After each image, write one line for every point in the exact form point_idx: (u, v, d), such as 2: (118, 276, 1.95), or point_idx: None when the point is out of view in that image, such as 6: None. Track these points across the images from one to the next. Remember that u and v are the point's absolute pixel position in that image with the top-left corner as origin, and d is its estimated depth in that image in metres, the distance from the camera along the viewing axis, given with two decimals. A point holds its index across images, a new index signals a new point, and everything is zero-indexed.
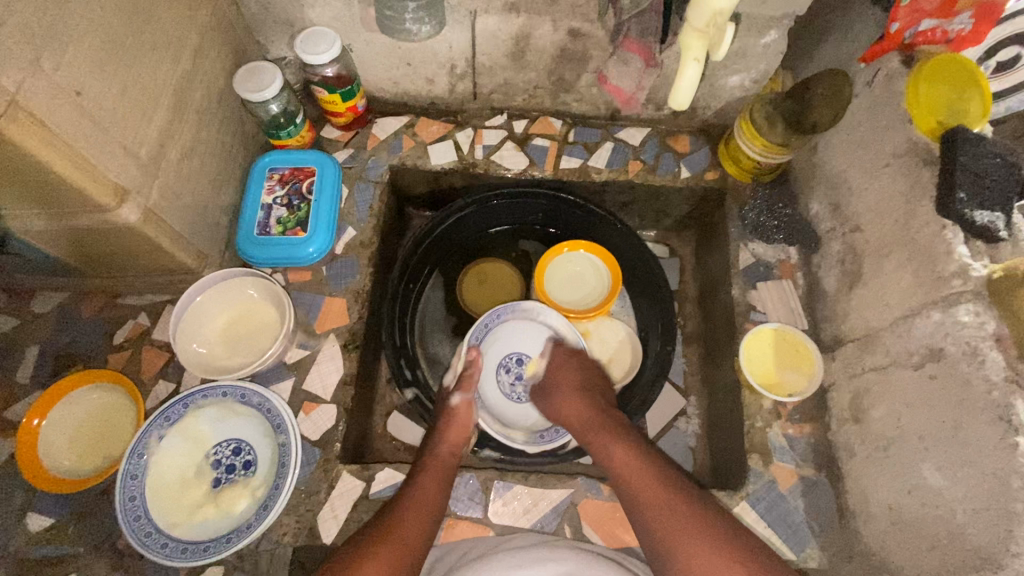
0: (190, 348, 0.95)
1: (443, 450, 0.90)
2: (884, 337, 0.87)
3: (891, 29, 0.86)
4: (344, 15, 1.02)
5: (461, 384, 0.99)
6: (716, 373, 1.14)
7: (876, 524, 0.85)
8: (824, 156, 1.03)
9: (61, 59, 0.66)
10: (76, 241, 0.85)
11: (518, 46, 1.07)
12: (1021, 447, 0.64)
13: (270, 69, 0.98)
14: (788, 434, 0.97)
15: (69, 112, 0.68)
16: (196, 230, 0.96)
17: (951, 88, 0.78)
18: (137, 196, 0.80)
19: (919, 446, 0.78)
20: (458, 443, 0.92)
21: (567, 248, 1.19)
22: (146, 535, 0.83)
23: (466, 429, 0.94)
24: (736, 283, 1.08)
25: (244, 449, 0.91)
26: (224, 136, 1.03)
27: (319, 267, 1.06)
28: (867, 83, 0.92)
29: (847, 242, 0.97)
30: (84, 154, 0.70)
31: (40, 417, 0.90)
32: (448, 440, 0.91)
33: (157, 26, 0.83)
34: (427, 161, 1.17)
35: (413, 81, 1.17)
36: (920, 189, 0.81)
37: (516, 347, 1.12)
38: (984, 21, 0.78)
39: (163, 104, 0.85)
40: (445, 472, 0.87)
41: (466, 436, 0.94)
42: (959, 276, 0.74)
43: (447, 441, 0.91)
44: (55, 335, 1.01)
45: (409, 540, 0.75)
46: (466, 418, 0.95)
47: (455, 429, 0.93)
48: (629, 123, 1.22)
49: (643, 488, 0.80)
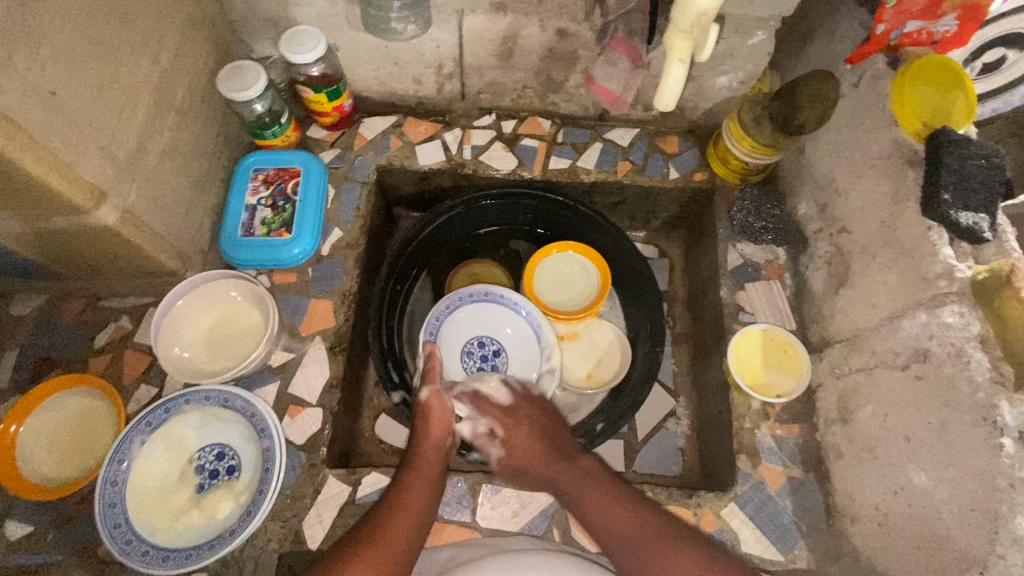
0: (173, 352, 0.94)
1: (426, 447, 0.87)
2: (871, 338, 0.87)
3: (877, 31, 0.85)
4: (330, 14, 1.01)
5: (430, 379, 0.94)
6: (704, 374, 1.14)
7: (863, 525, 0.85)
8: (811, 157, 1.03)
9: (35, 58, 0.65)
10: (54, 243, 0.83)
11: (505, 45, 1.06)
12: (1006, 448, 0.65)
13: (254, 68, 0.97)
14: (776, 434, 0.97)
15: (44, 112, 0.66)
16: (178, 232, 0.95)
17: (936, 90, 0.80)
18: (115, 198, 0.79)
19: (906, 447, 0.78)
20: (439, 439, 0.89)
21: (556, 250, 1.19)
22: (126, 542, 0.81)
23: (446, 421, 0.92)
24: (724, 283, 1.08)
25: (228, 454, 0.90)
26: (207, 135, 1.01)
27: (305, 269, 1.05)
28: (852, 85, 0.92)
29: (835, 243, 0.97)
30: (61, 156, 0.69)
31: (17, 424, 0.88)
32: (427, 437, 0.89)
33: (136, 24, 0.81)
34: (414, 161, 1.16)
35: (401, 81, 1.16)
36: (906, 191, 0.81)
37: (476, 331, 1.13)
38: (967, 21, 0.80)
39: (143, 104, 0.83)
40: (434, 474, 0.85)
41: (446, 427, 0.91)
42: (944, 277, 0.74)
43: (429, 437, 0.89)
44: (34, 338, 0.99)
45: (391, 555, 0.73)
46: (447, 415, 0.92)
47: (435, 425, 0.90)
48: (618, 124, 1.22)
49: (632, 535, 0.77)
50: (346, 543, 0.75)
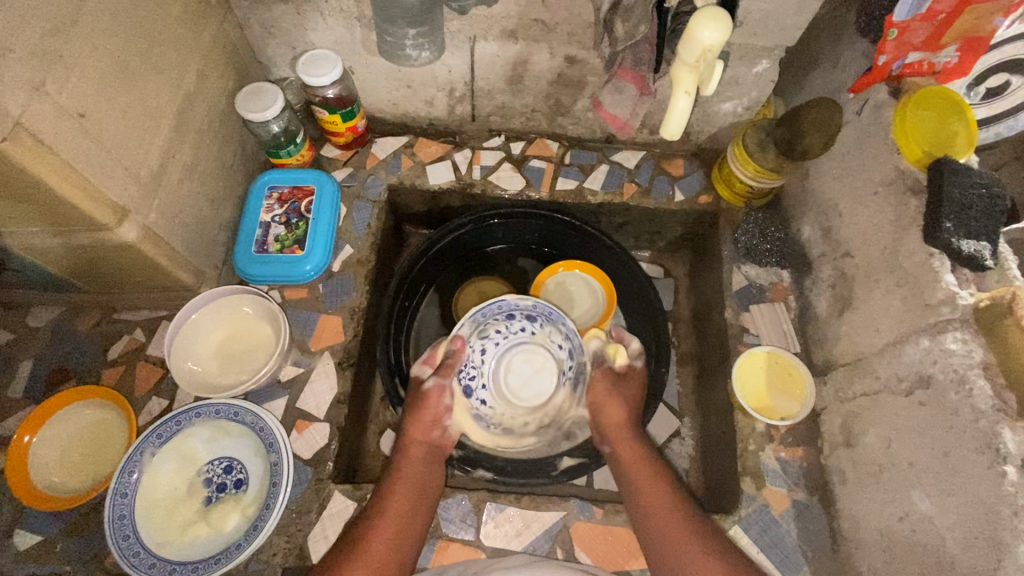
0: (185, 366, 0.95)
1: (412, 449, 0.89)
2: (874, 363, 0.88)
3: (878, 62, 0.87)
4: (346, 39, 1.04)
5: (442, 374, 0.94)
6: (709, 395, 1.14)
7: (867, 549, 0.85)
8: (815, 182, 1.05)
9: (65, 82, 0.67)
10: (74, 258, 0.85)
11: (515, 70, 1.09)
12: (1009, 475, 0.65)
13: (271, 90, 1.00)
14: (781, 457, 0.97)
15: (73, 134, 0.69)
16: (194, 248, 0.97)
17: (935, 117, 0.81)
18: (136, 215, 0.81)
19: (909, 473, 0.78)
20: (424, 441, 0.90)
21: (563, 268, 1.20)
22: (133, 554, 0.82)
23: (438, 410, 0.92)
24: (729, 304, 1.09)
25: (236, 468, 0.91)
26: (225, 154, 1.04)
27: (315, 284, 1.07)
28: (856, 113, 0.94)
29: (838, 267, 0.98)
30: (87, 175, 0.71)
31: (31, 434, 0.90)
32: (412, 439, 0.90)
33: (161, 48, 0.84)
34: (424, 181, 1.18)
35: (413, 103, 1.18)
36: (908, 218, 0.82)
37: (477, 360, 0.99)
38: (968, 53, 0.82)
39: (165, 125, 0.86)
40: (416, 476, 0.86)
41: (437, 417, 0.92)
42: (946, 304, 0.75)
43: (413, 439, 0.90)
44: (49, 349, 1.01)
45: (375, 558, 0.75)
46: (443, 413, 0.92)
47: (421, 424, 0.91)
48: (624, 146, 1.24)
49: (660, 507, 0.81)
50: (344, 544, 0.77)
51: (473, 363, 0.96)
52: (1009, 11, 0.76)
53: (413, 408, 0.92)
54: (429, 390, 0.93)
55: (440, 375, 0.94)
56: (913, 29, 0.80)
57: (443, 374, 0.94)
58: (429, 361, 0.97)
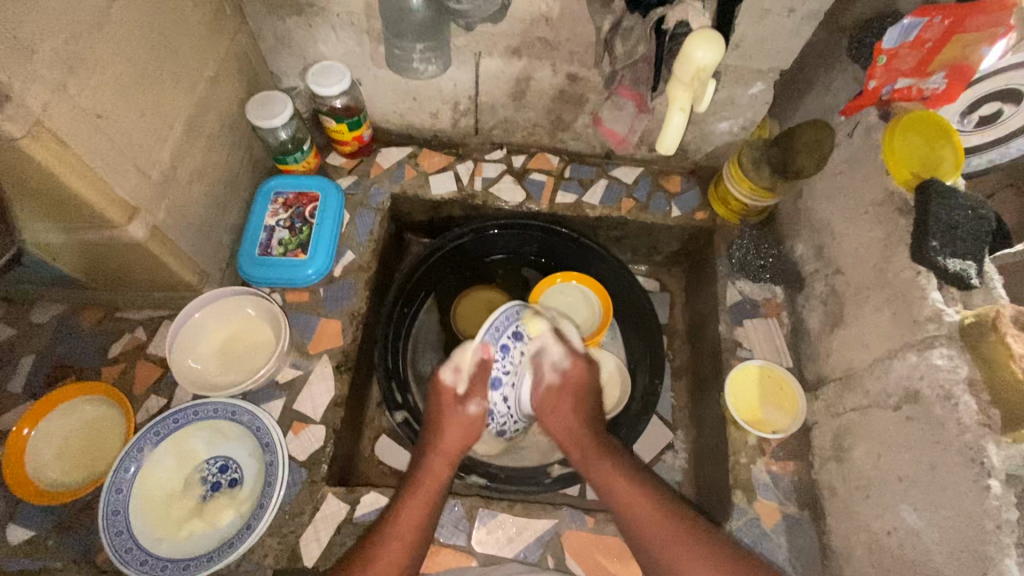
0: (186, 363, 0.96)
1: (438, 461, 0.91)
2: (864, 378, 0.89)
3: (867, 87, 0.89)
4: (355, 51, 1.07)
5: (475, 391, 0.96)
6: (702, 408, 1.15)
7: (857, 563, 0.85)
8: (807, 201, 1.08)
9: (84, 85, 0.70)
10: (84, 256, 0.87)
11: (519, 86, 1.12)
12: (993, 489, 0.66)
13: (280, 99, 1.02)
14: (772, 471, 0.98)
15: (90, 134, 0.71)
16: (199, 249, 0.99)
17: (924, 141, 0.83)
18: (145, 214, 0.83)
19: (898, 487, 0.80)
20: (453, 454, 0.93)
21: (560, 279, 1.22)
22: (126, 550, 0.82)
23: (467, 436, 0.95)
24: (723, 319, 1.11)
25: (231, 467, 0.92)
26: (233, 159, 1.07)
27: (316, 289, 1.09)
28: (848, 135, 0.96)
29: (830, 284, 1.00)
30: (100, 173, 0.74)
31: (30, 427, 0.91)
32: (439, 450, 0.93)
33: (176, 55, 0.87)
34: (427, 190, 1.21)
35: (418, 115, 1.22)
36: (897, 237, 0.84)
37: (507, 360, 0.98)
38: (955, 81, 0.83)
39: (176, 130, 0.89)
40: (440, 484, 0.89)
41: (463, 442, 0.95)
42: (933, 320, 0.76)
43: (442, 450, 0.93)
44: (51, 346, 1.02)
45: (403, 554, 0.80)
46: (472, 432, 0.96)
47: (452, 438, 0.94)
48: (623, 162, 1.27)
49: (652, 523, 0.82)
50: (363, 548, 0.80)
51: (508, 357, 0.97)
52: (995, 41, 0.77)
53: (444, 415, 0.96)
54: (472, 412, 0.96)
55: (472, 396, 0.96)
56: (901, 55, 0.83)
57: (474, 393, 0.96)
58: (460, 370, 0.97)
